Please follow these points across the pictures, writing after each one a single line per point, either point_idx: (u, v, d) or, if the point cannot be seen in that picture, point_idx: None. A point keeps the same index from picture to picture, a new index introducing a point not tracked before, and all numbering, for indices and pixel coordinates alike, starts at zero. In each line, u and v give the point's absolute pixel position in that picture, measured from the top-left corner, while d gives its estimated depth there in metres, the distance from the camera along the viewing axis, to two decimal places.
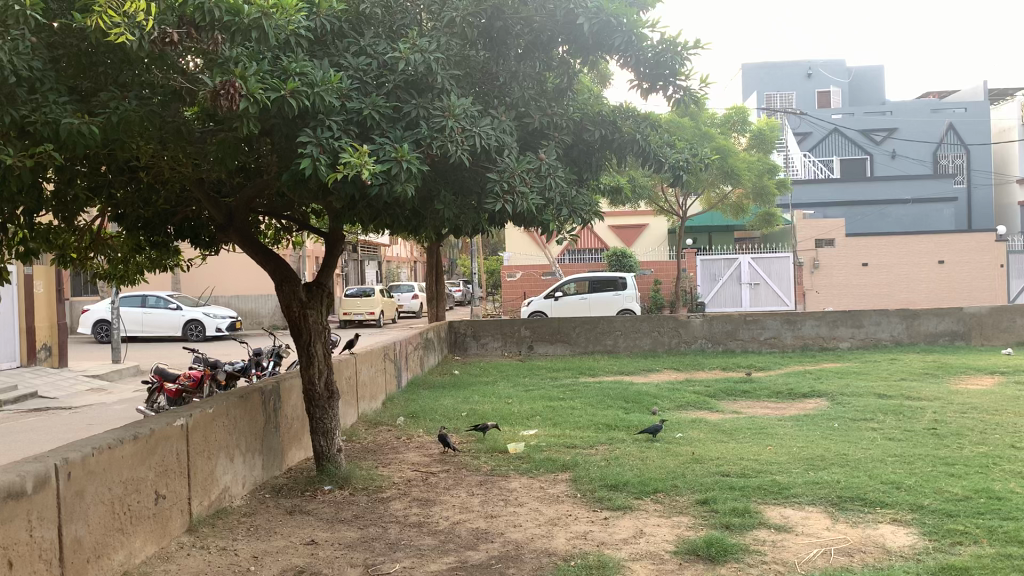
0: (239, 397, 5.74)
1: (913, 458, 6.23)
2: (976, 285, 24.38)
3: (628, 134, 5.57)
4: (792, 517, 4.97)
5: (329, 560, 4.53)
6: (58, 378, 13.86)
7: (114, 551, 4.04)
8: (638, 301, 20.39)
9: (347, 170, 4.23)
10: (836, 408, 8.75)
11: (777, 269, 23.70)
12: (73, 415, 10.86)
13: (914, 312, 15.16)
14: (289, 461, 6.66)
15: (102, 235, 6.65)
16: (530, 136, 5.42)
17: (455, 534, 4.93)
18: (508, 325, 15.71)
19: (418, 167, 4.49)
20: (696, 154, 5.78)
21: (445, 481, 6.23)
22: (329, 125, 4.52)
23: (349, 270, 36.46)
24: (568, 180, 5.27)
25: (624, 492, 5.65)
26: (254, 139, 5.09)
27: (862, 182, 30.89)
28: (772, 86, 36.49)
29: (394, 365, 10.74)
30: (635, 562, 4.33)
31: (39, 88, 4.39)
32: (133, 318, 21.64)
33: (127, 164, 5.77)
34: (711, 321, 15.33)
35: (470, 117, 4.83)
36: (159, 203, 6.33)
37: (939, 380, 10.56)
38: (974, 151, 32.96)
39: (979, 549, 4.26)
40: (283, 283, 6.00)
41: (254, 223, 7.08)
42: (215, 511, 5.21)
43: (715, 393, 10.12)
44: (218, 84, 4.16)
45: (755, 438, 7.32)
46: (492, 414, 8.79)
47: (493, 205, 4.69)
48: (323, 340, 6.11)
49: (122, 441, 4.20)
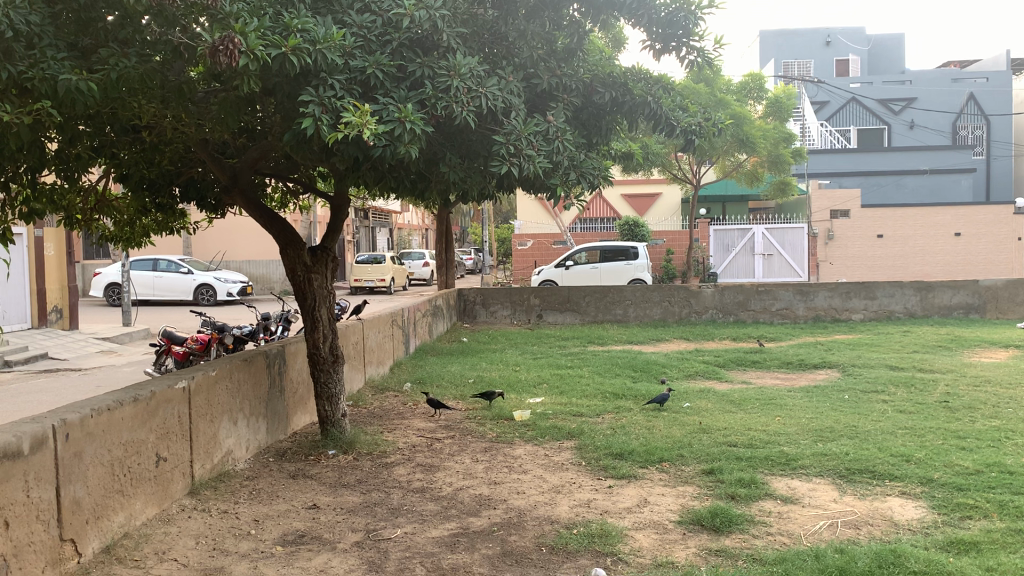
0: (243, 359, 5.70)
1: (924, 431, 6.14)
2: (992, 257, 24.10)
3: (639, 96, 5.38)
4: (799, 488, 4.91)
5: (330, 525, 4.50)
6: (69, 340, 13.94)
7: (113, 513, 4.03)
8: (649, 271, 20.22)
9: (348, 130, 4.13)
10: (845, 380, 8.66)
11: (791, 240, 23.17)
12: (82, 377, 10.93)
13: (929, 285, 14.98)
14: (294, 425, 6.65)
15: (107, 196, 6.57)
16: (538, 98, 5.31)
17: (458, 501, 4.90)
18: (518, 292, 15.65)
19: (423, 128, 4.40)
20: (709, 118, 5.61)
21: (450, 447, 6.19)
22: (331, 84, 4.43)
23: (360, 237, 36.48)
24: (577, 143, 5.15)
25: (629, 461, 5.60)
26: (258, 98, 5.00)
27: (878, 152, 30.36)
28: (790, 54, 35.94)
29: (403, 332, 10.72)
30: (638, 532, 4.28)
31: (37, 44, 4.30)
32: (145, 282, 21.68)
33: (129, 124, 5.67)
34: (722, 291, 15.20)
35: (477, 77, 4.70)
36: (164, 164, 6.25)
37: (953, 353, 10.43)
38: (994, 121, 32.33)
39: (990, 523, 4.19)
40: (287, 247, 5.93)
41: (259, 185, 6.97)
42: (218, 474, 5.19)
43: (725, 363, 10.05)
44: (217, 41, 4.03)
45: (763, 409, 7.25)
46: (500, 381, 8.76)
47: (498, 168, 4.60)
48: (327, 305, 6.04)
49: (121, 403, 4.16)
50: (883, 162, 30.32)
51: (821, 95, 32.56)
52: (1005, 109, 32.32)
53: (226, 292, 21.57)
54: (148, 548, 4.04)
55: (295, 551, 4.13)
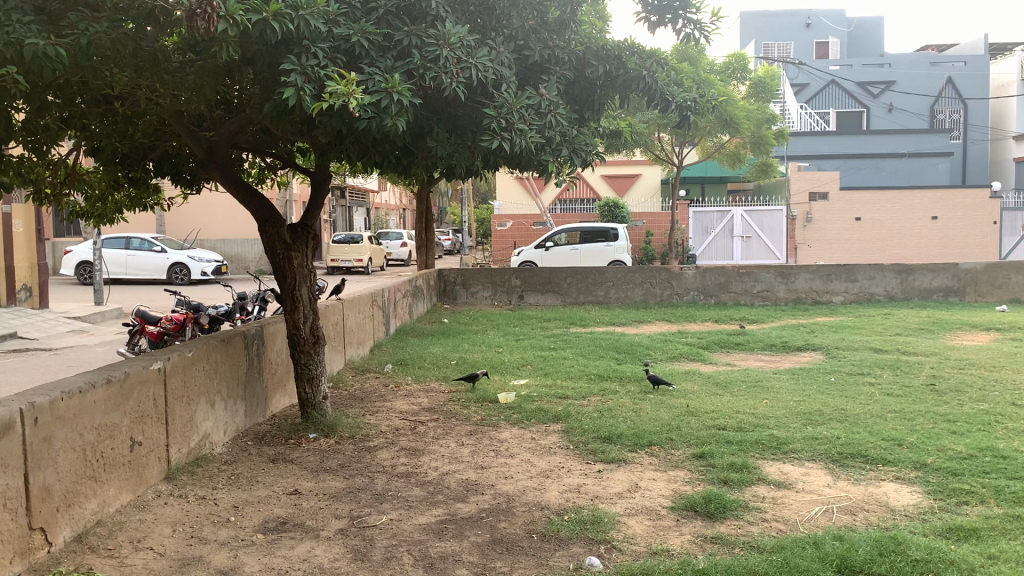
0: (221, 340, 5.51)
1: (913, 415, 6.08)
2: (968, 240, 24.25)
3: (633, 70, 5.20)
4: (792, 473, 4.82)
5: (313, 511, 4.35)
6: (38, 319, 13.59)
7: (85, 499, 3.85)
8: (628, 252, 20.11)
9: (333, 99, 3.94)
10: (830, 362, 8.61)
11: (770, 222, 23.24)
12: (53, 357, 10.65)
13: (909, 268, 15.02)
14: (273, 408, 6.46)
15: (78, 170, 6.33)
16: (529, 71, 5.18)
17: (444, 486, 4.76)
18: (498, 273, 15.50)
19: (410, 99, 4.22)
20: (703, 94, 5.49)
21: (434, 430, 6.05)
22: (314, 52, 4.23)
23: (337, 216, 36.02)
24: (569, 118, 5.02)
25: (618, 445, 5.48)
26: (237, 68, 4.79)
27: (856, 135, 30.48)
28: (770, 35, 35.90)
29: (383, 312, 10.53)
30: (631, 518, 4.17)
31: (2, 7, 4.08)
32: (117, 260, 21.21)
33: (101, 94, 5.43)
34: (703, 273, 15.16)
35: (467, 47, 4.52)
36: (137, 137, 6.01)
37: (935, 336, 10.44)
38: (971, 105, 32.62)
39: (987, 509, 4.12)
40: (266, 224, 5.74)
41: (236, 160, 6.75)
42: (194, 458, 5.02)
43: (709, 345, 9.97)
44: (194, 4, 3.83)
45: (750, 391, 7.17)
46: (483, 362, 8.63)
47: (489, 143, 4.46)
48: (308, 284, 5.87)
49: (93, 385, 3.97)
50: (861, 145, 30.44)
51: (802, 78, 32.49)
52: (983, 93, 32.52)
53: (201, 271, 21.33)
54: (123, 536, 3.88)
55: (277, 539, 3.97)
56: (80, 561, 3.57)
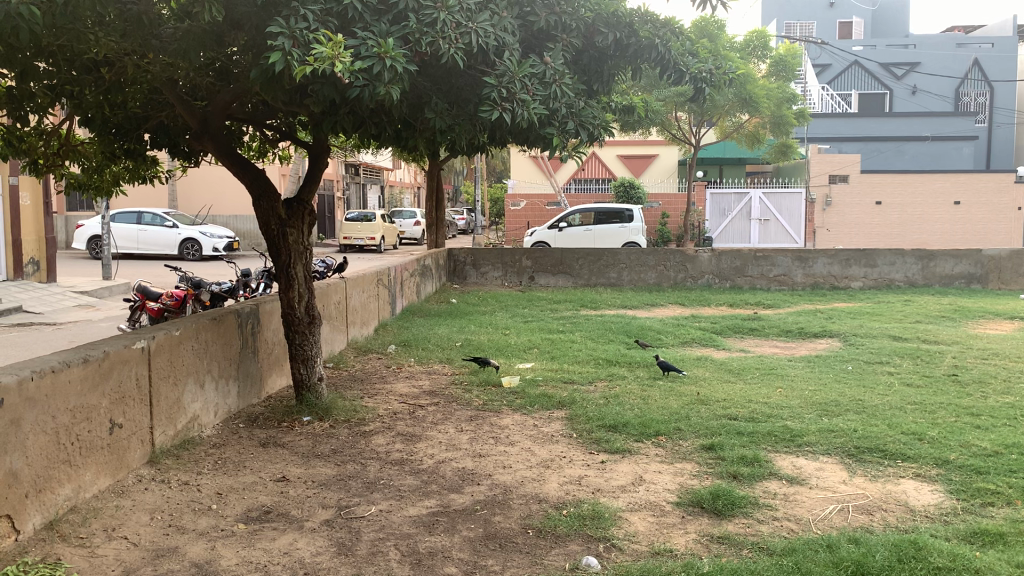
0: (213, 318, 5.31)
1: (934, 407, 5.82)
2: (991, 226, 23.82)
3: (646, 38, 4.90)
4: (805, 467, 4.58)
5: (299, 500, 4.14)
6: (45, 293, 13.48)
7: (58, 485, 3.66)
8: (644, 234, 19.73)
9: (318, 63, 3.66)
10: (848, 350, 8.31)
11: (788, 204, 22.83)
12: (56, 331, 10.52)
13: (931, 253, 14.64)
14: (269, 388, 6.28)
15: (71, 139, 6.08)
16: (535, 38, 4.91)
17: (439, 475, 4.54)
18: (509, 254, 15.27)
19: (405, 66, 3.96)
20: (720, 66, 5.18)
21: (433, 415, 5.83)
22: (304, 14, 3.98)
23: (350, 194, 35.84)
24: (576, 89, 4.77)
25: (623, 434, 5.24)
26: (226, 28, 4.53)
27: (879, 117, 30.05)
28: (793, 15, 35.42)
29: (389, 292, 10.34)
30: (634, 514, 3.94)
31: None
32: (128, 235, 21.14)
33: (91, 60, 5.17)
34: (719, 257, 14.83)
35: (467, 11, 4.25)
36: (131, 107, 5.75)
37: (957, 324, 10.08)
38: (998, 87, 31.85)
39: (1014, 512, 3.86)
40: (260, 197, 5.50)
41: (234, 131, 6.50)
42: (181, 441, 4.83)
43: (721, 330, 9.69)
44: None
45: (763, 378, 6.94)
46: (489, 345, 8.39)
47: (488, 114, 4.22)
48: (303, 262, 5.63)
49: (68, 364, 3.76)
50: (884, 127, 30.05)
51: (824, 58, 31.91)
52: (1011, 75, 31.83)
53: (212, 247, 21.13)
54: (96, 524, 3.69)
55: (258, 529, 3.77)
56: (48, 550, 3.37)
